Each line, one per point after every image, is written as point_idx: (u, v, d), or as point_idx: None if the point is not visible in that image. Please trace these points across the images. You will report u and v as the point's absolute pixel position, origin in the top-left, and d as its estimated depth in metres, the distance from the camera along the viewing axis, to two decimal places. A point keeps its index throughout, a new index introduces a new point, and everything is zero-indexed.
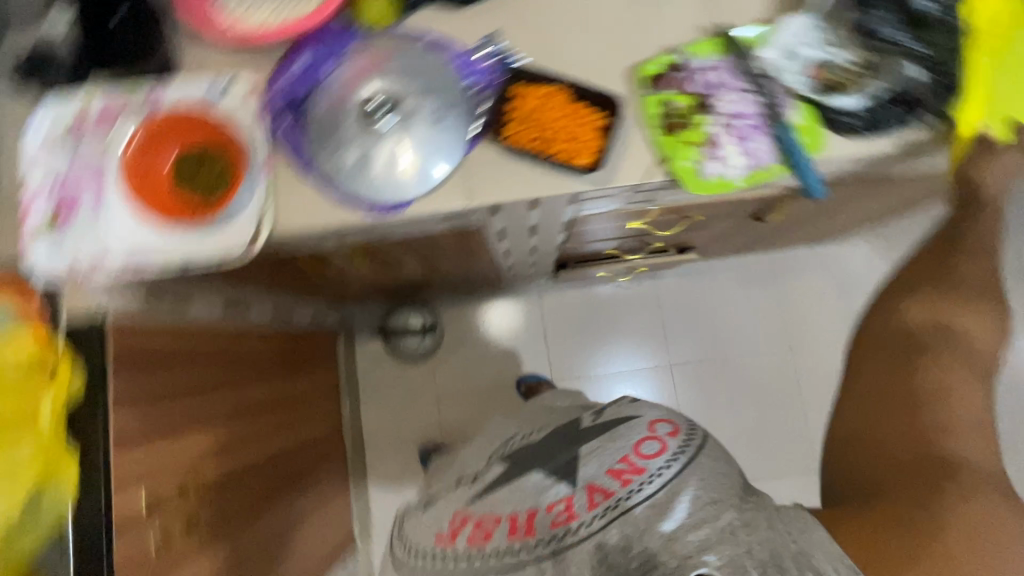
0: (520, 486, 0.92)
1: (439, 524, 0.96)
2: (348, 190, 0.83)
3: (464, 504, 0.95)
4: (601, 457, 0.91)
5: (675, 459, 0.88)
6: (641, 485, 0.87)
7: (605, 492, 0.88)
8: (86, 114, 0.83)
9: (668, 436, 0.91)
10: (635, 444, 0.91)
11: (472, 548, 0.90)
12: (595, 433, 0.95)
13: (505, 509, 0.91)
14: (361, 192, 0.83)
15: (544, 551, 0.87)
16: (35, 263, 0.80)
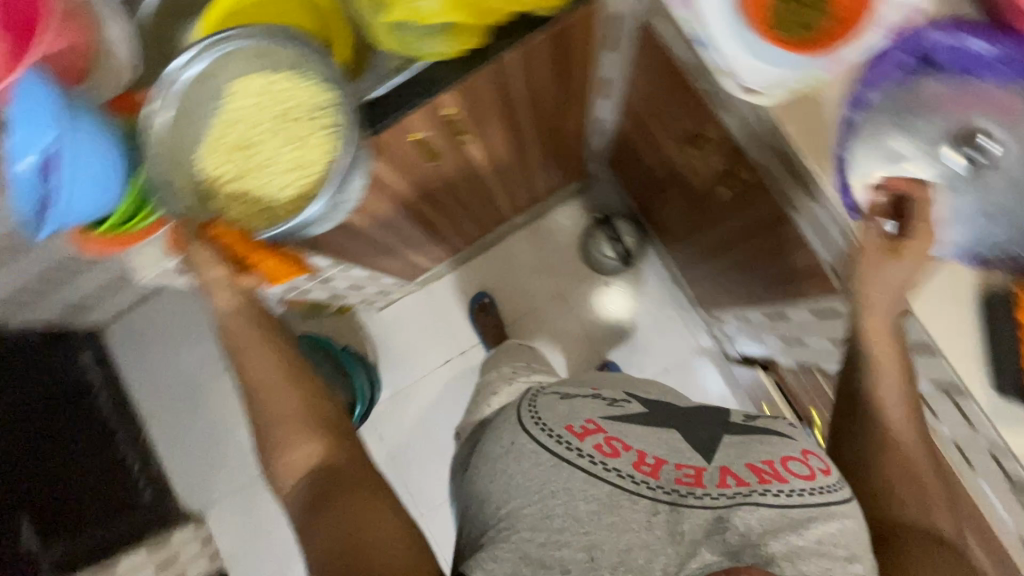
0: (662, 435, 0.71)
1: (557, 416, 0.74)
2: (771, 74, 0.71)
3: (595, 416, 0.74)
4: (755, 449, 0.66)
5: (837, 489, 0.61)
6: (789, 493, 0.60)
7: (736, 482, 0.63)
8: None
9: (822, 469, 0.63)
10: (783, 457, 0.64)
11: (587, 453, 0.67)
12: (743, 428, 0.71)
13: (630, 440, 0.70)
14: (786, 77, 0.70)
15: (663, 500, 0.62)
16: None
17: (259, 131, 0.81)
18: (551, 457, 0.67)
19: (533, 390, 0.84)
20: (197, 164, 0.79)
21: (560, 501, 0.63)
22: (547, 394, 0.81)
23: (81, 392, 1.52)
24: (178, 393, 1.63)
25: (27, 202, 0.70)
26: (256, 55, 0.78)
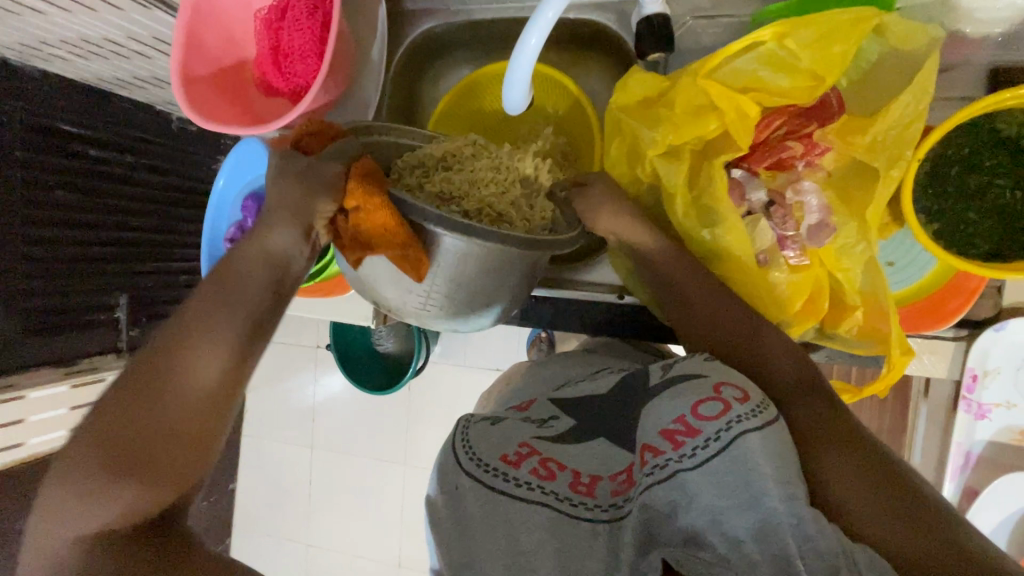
0: (595, 447, 0.51)
1: (487, 441, 0.51)
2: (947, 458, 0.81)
3: (521, 436, 0.52)
4: (658, 407, 0.49)
5: (754, 416, 0.45)
6: (708, 445, 0.44)
7: (651, 454, 0.46)
8: (985, 371, 0.75)
9: (737, 398, 0.46)
10: (693, 400, 0.47)
11: (516, 482, 0.48)
12: (656, 393, 0.51)
13: (566, 457, 0.50)
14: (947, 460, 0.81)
15: (598, 517, 0.46)
16: (979, 357, 0.74)
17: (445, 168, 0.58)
18: (484, 492, 0.47)
19: (460, 416, 0.57)
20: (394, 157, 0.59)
21: (504, 526, 0.45)
22: (474, 419, 0.55)
23: None
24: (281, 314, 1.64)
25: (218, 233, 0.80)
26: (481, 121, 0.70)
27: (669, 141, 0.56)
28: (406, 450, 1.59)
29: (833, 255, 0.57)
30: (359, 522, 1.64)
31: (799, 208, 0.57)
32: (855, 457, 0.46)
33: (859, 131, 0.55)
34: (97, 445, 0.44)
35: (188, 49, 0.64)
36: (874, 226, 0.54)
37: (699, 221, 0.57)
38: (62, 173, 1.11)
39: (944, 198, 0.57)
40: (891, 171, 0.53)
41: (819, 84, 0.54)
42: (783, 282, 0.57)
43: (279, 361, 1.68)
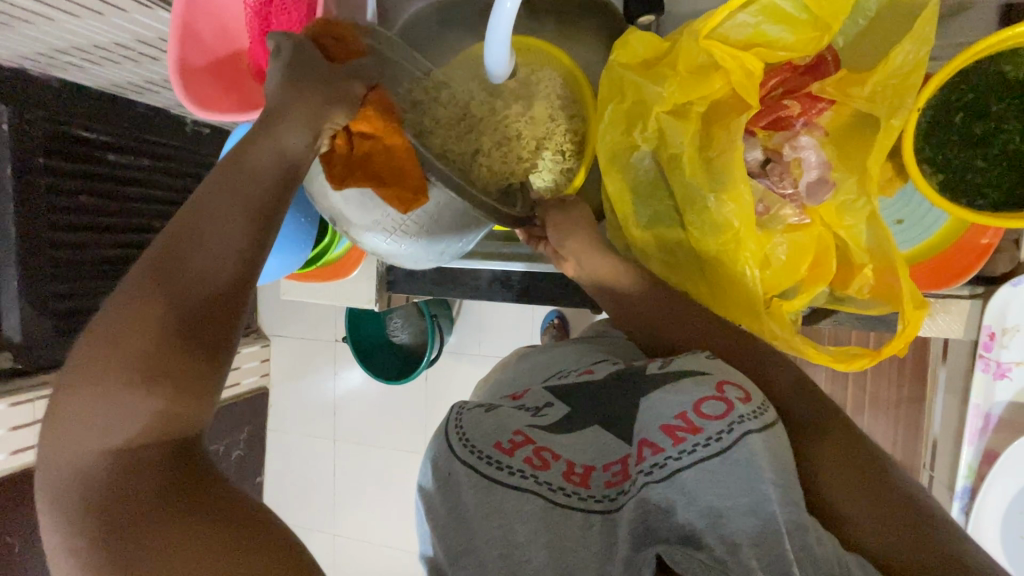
0: (588, 437, 0.48)
1: (479, 429, 0.48)
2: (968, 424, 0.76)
3: (516, 424, 0.49)
4: (661, 401, 0.45)
5: (756, 418, 0.43)
6: (710, 444, 0.41)
7: (650, 450, 0.42)
8: (1003, 330, 0.72)
9: (739, 398, 0.44)
10: (695, 399, 0.44)
11: (509, 471, 0.45)
12: (659, 384, 0.48)
13: (559, 445, 0.47)
14: (970, 426, 0.76)
15: (593, 509, 0.43)
16: (994, 313, 0.71)
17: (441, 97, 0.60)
18: (475, 479, 0.44)
19: (455, 404, 0.53)
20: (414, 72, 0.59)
21: (500, 519, 0.42)
22: (467, 406, 0.52)
23: None
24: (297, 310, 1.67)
25: None
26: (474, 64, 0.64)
27: (675, 99, 0.52)
28: (425, 438, 1.61)
29: (834, 212, 0.55)
30: (383, 510, 1.67)
31: (797, 165, 0.55)
32: (857, 461, 0.44)
33: (858, 83, 0.52)
34: (106, 352, 0.39)
35: (184, 41, 0.66)
36: (876, 181, 0.51)
37: (703, 183, 0.53)
38: (82, 178, 1.13)
39: (950, 148, 0.54)
40: (891, 121, 0.50)
41: (823, 34, 0.51)
42: (783, 244, 0.55)
43: (298, 356, 1.72)
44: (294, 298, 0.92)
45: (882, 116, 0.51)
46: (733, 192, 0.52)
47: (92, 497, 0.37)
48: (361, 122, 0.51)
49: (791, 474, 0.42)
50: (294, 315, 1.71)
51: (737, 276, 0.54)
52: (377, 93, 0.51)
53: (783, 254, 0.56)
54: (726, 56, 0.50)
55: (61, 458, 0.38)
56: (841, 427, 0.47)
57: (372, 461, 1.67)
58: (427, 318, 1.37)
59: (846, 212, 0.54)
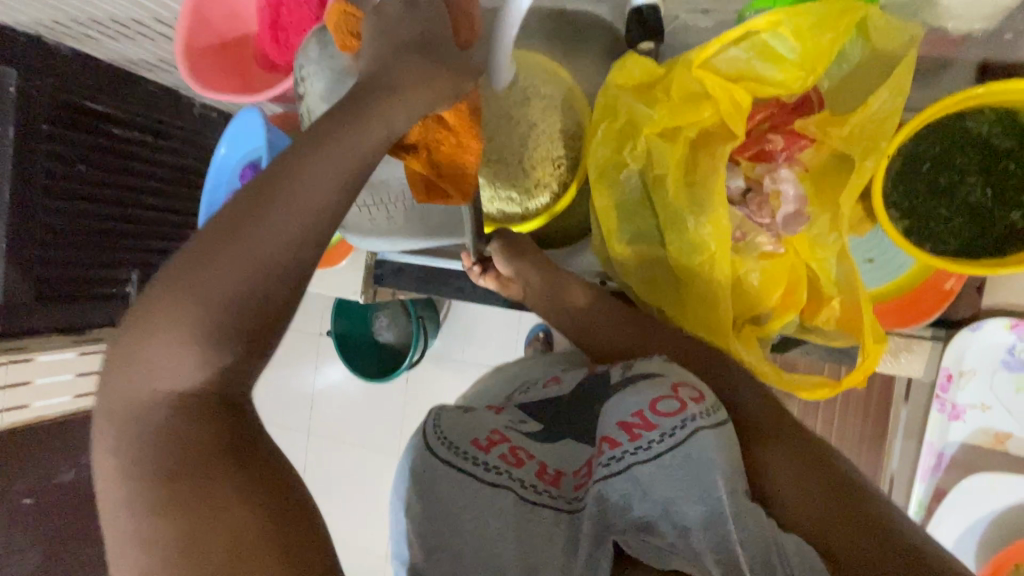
0: (560, 448, 0.49)
1: (456, 426, 0.49)
2: (922, 458, 0.79)
3: (494, 424, 0.51)
4: (619, 402, 0.48)
5: (707, 416, 0.45)
6: (664, 439, 0.43)
7: (609, 444, 0.44)
8: (958, 372, 0.76)
9: (692, 398, 0.46)
10: (650, 397, 0.46)
11: (484, 467, 0.46)
12: (619, 389, 0.50)
13: (535, 447, 0.49)
14: (924, 459, 0.78)
15: (560, 506, 0.44)
16: (950, 354, 0.76)
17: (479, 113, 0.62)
18: (452, 473, 0.46)
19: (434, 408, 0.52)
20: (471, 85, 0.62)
21: (472, 511, 0.44)
22: (448, 408, 0.53)
23: None
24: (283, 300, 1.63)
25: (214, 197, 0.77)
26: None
27: (665, 123, 0.55)
28: (401, 436, 1.60)
29: (806, 245, 0.57)
30: (352, 506, 1.65)
31: (776, 196, 0.57)
32: (810, 467, 0.47)
33: (838, 123, 0.55)
34: (197, 301, 0.39)
35: (192, 18, 0.67)
36: (846, 216, 0.53)
37: (685, 205, 0.55)
38: (81, 149, 1.13)
39: (920, 197, 0.56)
40: (864, 163, 0.53)
41: (808, 75, 0.53)
42: (756, 270, 0.57)
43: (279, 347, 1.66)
44: None
45: (856, 160, 0.53)
46: (715, 215, 0.54)
47: (154, 439, 0.38)
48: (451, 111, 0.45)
49: (739, 477, 0.44)
50: None
51: (713, 297, 0.56)
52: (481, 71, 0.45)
53: (753, 277, 0.58)
54: (714, 86, 0.53)
55: (124, 395, 0.39)
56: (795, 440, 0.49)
57: (347, 458, 1.66)
58: (414, 318, 1.38)
59: (822, 245, 0.56)
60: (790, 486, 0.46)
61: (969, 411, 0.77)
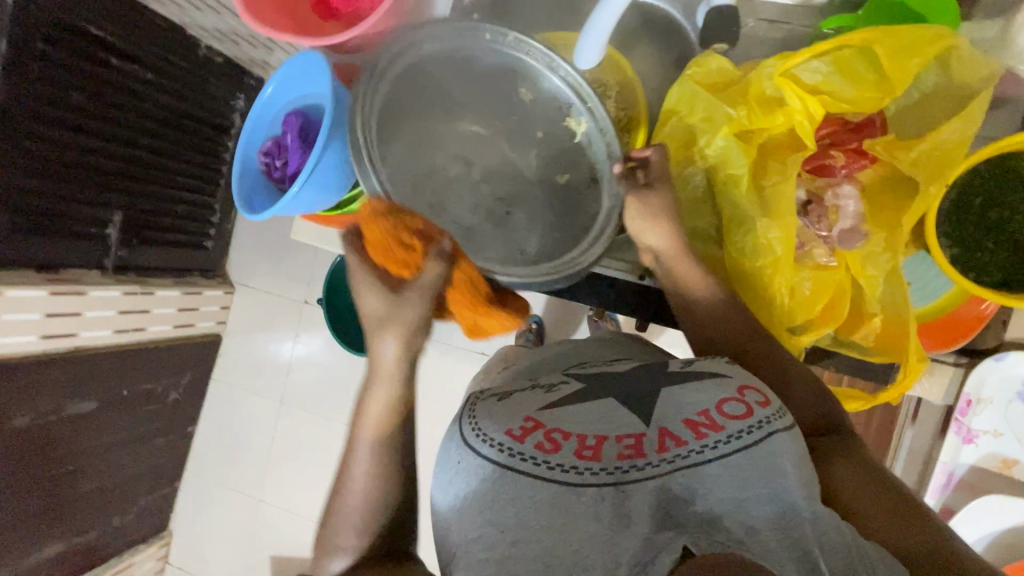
0: (604, 407, 0.52)
1: (491, 416, 0.51)
2: (936, 474, 0.85)
3: (525, 410, 0.52)
4: (680, 398, 0.51)
5: (776, 420, 0.48)
6: (730, 441, 0.47)
7: (672, 440, 0.47)
8: (980, 398, 0.82)
9: (759, 402, 0.50)
10: (717, 400, 0.50)
11: (522, 458, 0.47)
12: (680, 382, 0.53)
13: (568, 424, 0.50)
14: (938, 476, 0.85)
15: (605, 481, 0.46)
16: (975, 381, 0.81)
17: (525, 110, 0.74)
18: (496, 469, 0.47)
19: (469, 394, 0.58)
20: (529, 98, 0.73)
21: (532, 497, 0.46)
22: (482, 396, 0.55)
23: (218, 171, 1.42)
24: (275, 259, 1.51)
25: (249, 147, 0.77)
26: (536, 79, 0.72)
27: (744, 123, 0.58)
28: None
29: (857, 261, 0.60)
30: (315, 492, 1.49)
31: (835, 211, 0.60)
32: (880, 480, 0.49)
33: (903, 148, 0.57)
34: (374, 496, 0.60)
35: None
36: (903, 235, 0.57)
37: (754, 207, 0.59)
38: (77, 76, 1.03)
39: (966, 225, 0.60)
40: (929, 188, 0.55)
41: (885, 96, 0.56)
42: (809, 280, 0.59)
43: (262, 311, 1.53)
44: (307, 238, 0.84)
45: (923, 183, 0.56)
46: (783, 222, 0.57)
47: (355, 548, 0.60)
48: (453, 303, 0.65)
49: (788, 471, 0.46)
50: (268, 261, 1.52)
51: (771, 299, 0.59)
52: (433, 262, 0.60)
53: (806, 283, 0.59)
54: (794, 95, 0.56)
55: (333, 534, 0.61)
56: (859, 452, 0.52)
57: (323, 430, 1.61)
58: None
59: (871, 263, 0.59)
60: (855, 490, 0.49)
61: (984, 434, 0.84)
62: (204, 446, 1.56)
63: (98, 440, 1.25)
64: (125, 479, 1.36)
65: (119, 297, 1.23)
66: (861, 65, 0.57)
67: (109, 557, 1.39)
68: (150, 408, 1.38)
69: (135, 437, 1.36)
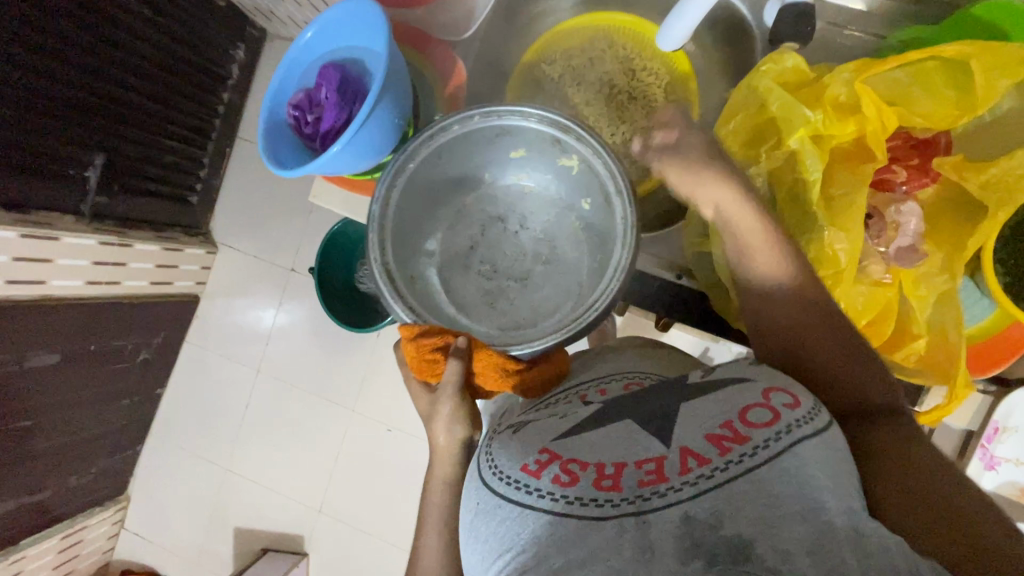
0: (621, 432, 0.48)
1: (508, 453, 0.50)
2: None
3: (540, 442, 0.50)
4: (700, 412, 0.47)
5: (809, 421, 0.45)
6: (757, 452, 0.43)
7: (696, 461, 0.43)
8: (1004, 427, 0.81)
9: (787, 404, 0.46)
10: (739, 408, 0.46)
11: (538, 495, 0.45)
12: (700, 395, 0.50)
13: (586, 454, 0.47)
14: None
15: (625, 510, 0.42)
16: (1004, 409, 0.80)
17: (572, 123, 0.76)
18: (513, 509, 0.45)
19: (487, 433, 0.57)
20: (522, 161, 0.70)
21: (551, 523, 0.43)
22: (498, 433, 0.54)
23: (209, 123, 1.34)
24: (262, 221, 1.44)
25: (279, 99, 0.60)
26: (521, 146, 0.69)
27: (820, 126, 0.57)
28: (358, 393, 1.42)
29: (910, 280, 0.59)
30: (287, 464, 1.44)
31: (894, 227, 0.60)
32: (931, 478, 0.44)
33: (973, 168, 0.56)
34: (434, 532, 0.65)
35: None
36: (965, 255, 0.57)
37: (818, 214, 0.57)
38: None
39: (1019, 255, 0.60)
40: (998, 213, 0.54)
41: (961, 115, 0.56)
42: (863, 295, 0.58)
43: (245, 273, 1.45)
44: (322, 204, 0.73)
45: (992, 209, 0.55)
46: (849, 234, 0.56)
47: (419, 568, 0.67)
48: (482, 378, 0.63)
49: (849, 485, 0.43)
50: (254, 223, 1.45)
51: None
52: (451, 362, 0.61)
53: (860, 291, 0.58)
54: (869, 104, 0.56)
55: None
56: (907, 446, 0.46)
57: None
58: None
59: (925, 278, 0.60)
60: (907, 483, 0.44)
61: (1000, 464, 0.83)
62: (170, 409, 1.49)
63: (60, 398, 1.16)
64: (84, 440, 1.27)
65: (94, 246, 1.14)
66: (943, 82, 0.58)
67: (60, 518, 1.31)
68: (117, 366, 1.28)
69: (100, 396, 1.26)
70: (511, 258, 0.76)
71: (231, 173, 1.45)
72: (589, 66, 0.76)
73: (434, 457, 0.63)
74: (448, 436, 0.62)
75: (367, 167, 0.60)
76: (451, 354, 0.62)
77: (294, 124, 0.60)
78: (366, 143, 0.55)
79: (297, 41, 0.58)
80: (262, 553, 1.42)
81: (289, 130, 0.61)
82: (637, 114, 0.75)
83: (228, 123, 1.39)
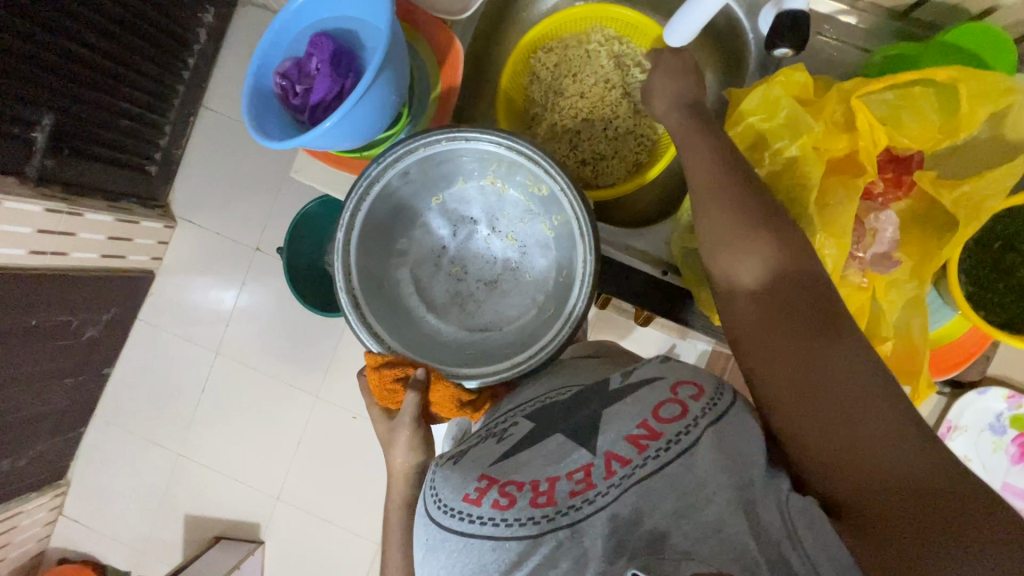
0: (550, 446, 0.49)
1: (451, 482, 0.49)
2: None
3: (477, 469, 0.49)
4: (618, 413, 0.48)
5: (714, 407, 0.47)
6: (670, 447, 0.45)
7: (616, 462, 0.45)
8: (959, 428, 0.87)
9: (692, 395, 0.48)
10: (653, 405, 0.48)
11: (481, 522, 0.45)
12: (619, 396, 0.50)
13: (519, 475, 0.47)
14: None
15: (561, 523, 0.43)
16: (959, 410, 0.87)
17: (566, 113, 0.76)
18: (459, 540, 0.45)
19: (431, 464, 0.54)
20: (499, 170, 0.60)
21: (493, 541, 0.44)
22: (440, 464, 0.52)
23: (172, 90, 1.26)
24: (226, 196, 1.37)
25: (267, 67, 0.57)
26: (497, 161, 0.59)
27: (820, 135, 0.59)
28: (322, 380, 1.38)
29: (883, 286, 0.62)
30: (244, 450, 1.39)
31: (872, 234, 0.62)
32: (826, 401, 0.43)
33: (948, 186, 0.59)
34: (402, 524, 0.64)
35: None
36: (937, 263, 0.60)
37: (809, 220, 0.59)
38: None
39: (982, 268, 0.65)
40: (967, 228, 0.58)
41: (945, 139, 0.59)
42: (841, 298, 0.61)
43: (204, 250, 1.38)
44: (300, 179, 0.70)
45: (961, 224, 0.58)
46: (838, 241, 0.58)
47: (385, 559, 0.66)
48: (436, 405, 0.58)
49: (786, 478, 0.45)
50: (217, 199, 1.37)
51: None
52: (408, 395, 0.56)
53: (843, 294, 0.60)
54: (863, 122, 0.58)
55: None
56: (805, 371, 0.44)
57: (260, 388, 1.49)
58: None
59: (898, 288, 0.62)
60: (857, 444, 0.41)
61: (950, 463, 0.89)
62: (118, 390, 1.41)
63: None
64: (23, 421, 1.18)
65: (40, 214, 1.06)
66: (929, 103, 0.60)
67: None
68: (63, 343, 1.20)
69: (42, 374, 1.18)
70: (481, 260, 0.66)
71: (195, 144, 1.37)
72: (588, 57, 0.76)
73: (405, 453, 0.62)
74: (406, 457, 0.61)
75: (353, 146, 0.58)
76: (412, 381, 0.56)
77: (281, 95, 0.57)
78: (360, 118, 0.53)
79: (290, 6, 0.56)
80: (215, 541, 1.37)
81: (274, 101, 0.58)
82: (628, 111, 0.75)
83: (193, 91, 1.31)
